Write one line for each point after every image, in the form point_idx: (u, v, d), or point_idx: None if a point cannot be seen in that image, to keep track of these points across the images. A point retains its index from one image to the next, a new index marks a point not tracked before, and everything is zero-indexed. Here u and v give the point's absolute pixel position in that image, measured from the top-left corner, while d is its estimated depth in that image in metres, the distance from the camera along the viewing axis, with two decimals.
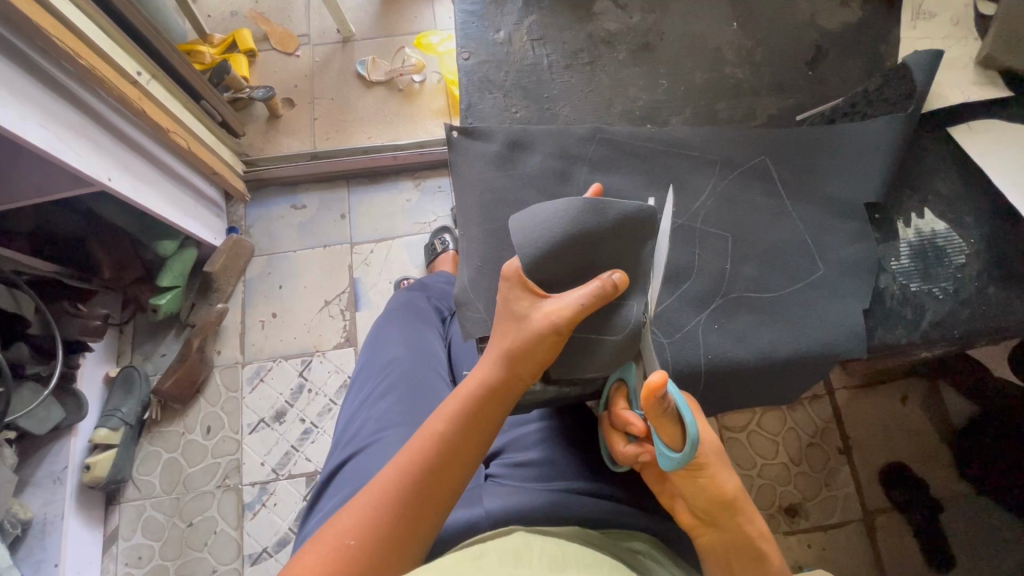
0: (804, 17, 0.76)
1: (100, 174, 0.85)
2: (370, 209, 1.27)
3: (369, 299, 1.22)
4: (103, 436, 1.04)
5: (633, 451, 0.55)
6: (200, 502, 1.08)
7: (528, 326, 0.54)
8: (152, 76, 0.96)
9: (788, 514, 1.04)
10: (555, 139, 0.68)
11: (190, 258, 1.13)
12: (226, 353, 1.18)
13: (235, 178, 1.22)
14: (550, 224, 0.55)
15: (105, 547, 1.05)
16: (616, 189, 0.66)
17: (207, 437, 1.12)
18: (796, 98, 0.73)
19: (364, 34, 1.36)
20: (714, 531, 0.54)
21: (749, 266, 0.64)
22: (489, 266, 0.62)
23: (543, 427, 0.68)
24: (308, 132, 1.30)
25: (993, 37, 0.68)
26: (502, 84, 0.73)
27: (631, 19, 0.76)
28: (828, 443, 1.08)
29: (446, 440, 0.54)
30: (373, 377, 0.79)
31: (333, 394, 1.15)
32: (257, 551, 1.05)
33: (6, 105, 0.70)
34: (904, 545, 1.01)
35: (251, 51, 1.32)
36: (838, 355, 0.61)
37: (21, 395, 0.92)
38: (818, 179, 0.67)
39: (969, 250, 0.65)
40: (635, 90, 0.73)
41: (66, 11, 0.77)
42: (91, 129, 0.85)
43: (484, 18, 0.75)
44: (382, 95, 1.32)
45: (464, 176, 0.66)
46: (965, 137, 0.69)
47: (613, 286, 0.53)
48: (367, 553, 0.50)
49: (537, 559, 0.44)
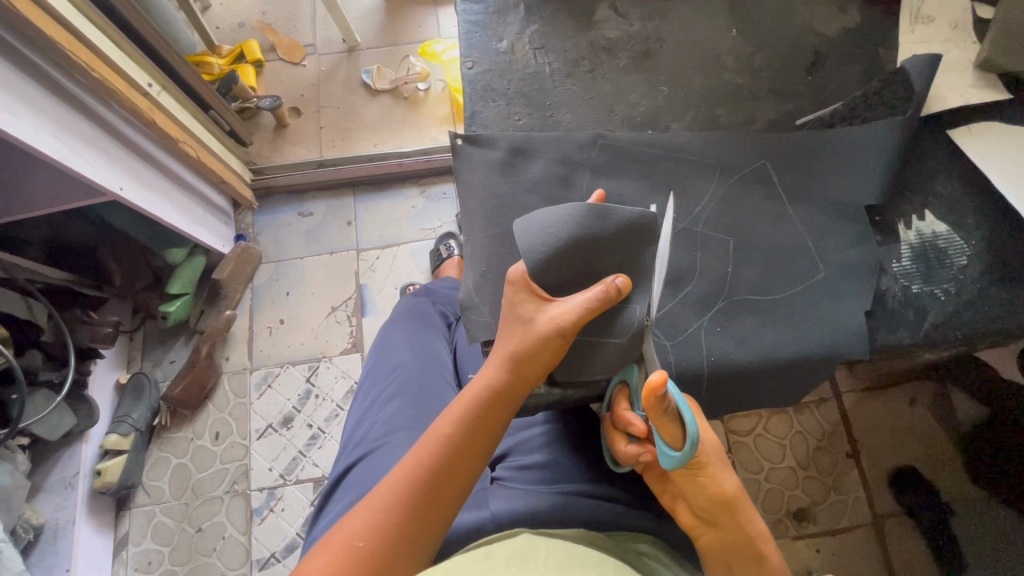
0: (803, 23, 0.77)
1: (111, 184, 0.87)
2: (376, 216, 1.29)
3: (376, 305, 1.23)
4: (114, 442, 1.05)
5: (635, 451, 0.56)
6: (210, 507, 1.09)
7: (533, 329, 0.55)
8: (163, 88, 0.98)
9: (796, 518, 1.04)
10: (558, 146, 0.69)
11: (198, 266, 1.15)
12: (234, 359, 1.19)
13: (243, 187, 1.23)
14: (553, 229, 0.56)
15: (116, 552, 1.06)
16: (618, 194, 0.67)
17: (216, 442, 1.14)
18: (796, 102, 0.74)
19: (369, 44, 1.38)
20: (713, 532, 0.54)
21: (750, 270, 0.65)
22: (493, 271, 0.63)
23: (548, 430, 0.69)
24: (314, 140, 1.32)
25: (992, 41, 0.69)
26: (505, 92, 0.74)
27: (631, 26, 0.77)
28: (836, 447, 1.08)
29: (453, 442, 0.55)
30: (380, 382, 0.80)
31: (340, 399, 1.16)
32: (266, 556, 1.06)
33: (21, 118, 0.71)
34: (913, 548, 1.01)
35: (259, 61, 1.34)
36: (839, 357, 0.62)
37: (35, 402, 0.94)
38: (819, 183, 0.68)
39: (971, 251, 0.65)
40: (636, 96, 0.74)
41: (79, 25, 0.79)
42: (103, 141, 0.87)
43: (487, 28, 0.76)
44: (387, 103, 1.34)
45: (467, 183, 0.67)
46: (966, 140, 0.69)
47: (616, 290, 0.53)
48: (376, 554, 0.50)
49: (540, 561, 0.44)
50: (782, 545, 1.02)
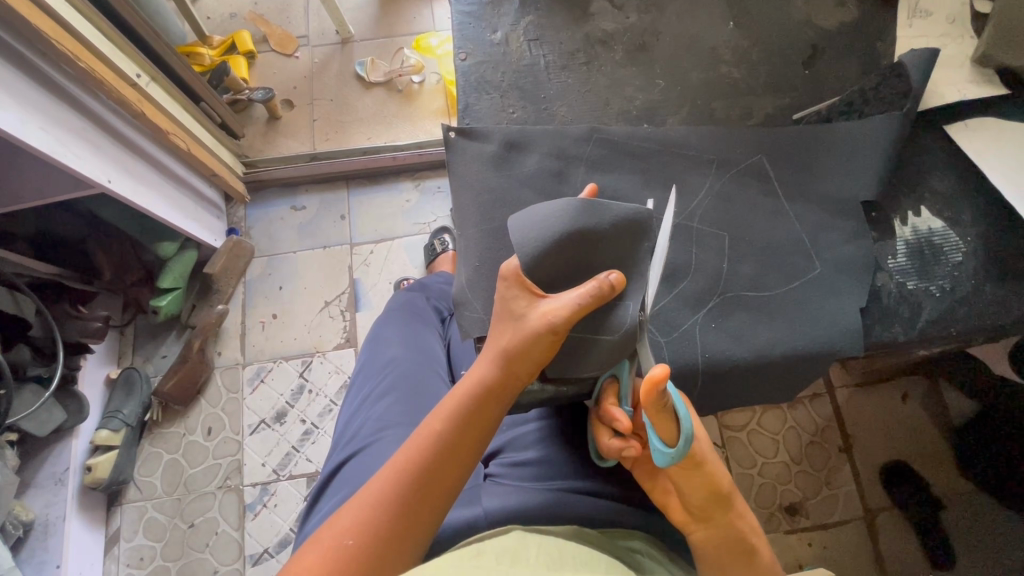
0: (801, 17, 0.77)
1: (99, 176, 0.85)
2: (369, 210, 1.28)
3: (369, 300, 1.22)
4: (103, 438, 1.04)
5: (619, 445, 0.55)
6: (201, 503, 1.09)
7: (526, 325, 0.54)
8: (152, 78, 0.96)
9: (788, 513, 1.04)
10: (552, 139, 0.68)
11: (190, 259, 1.13)
12: (227, 355, 1.18)
13: (235, 179, 1.22)
14: (545, 225, 0.55)
15: (107, 548, 1.06)
16: (614, 188, 0.67)
17: (207, 438, 1.13)
18: (792, 97, 0.73)
19: (363, 36, 1.36)
20: (706, 528, 0.54)
21: (746, 266, 0.65)
22: (487, 266, 0.63)
23: (542, 426, 0.68)
24: (307, 133, 1.30)
25: (989, 35, 0.69)
26: (499, 84, 0.73)
27: (627, 18, 0.76)
28: (828, 442, 1.08)
29: (445, 439, 0.54)
30: (374, 376, 0.79)
31: (333, 394, 1.15)
32: (259, 552, 1.05)
33: (9, 111, 0.70)
34: (905, 540, 1.01)
35: (251, 52, 1.32)
36: (833, 354, 0.61)
37: (24, 398, 0.93)
38: (816, 178, 0.67)
39: (966, 248, 0.65)
40: (632, 89, 0.73)
41: (64, 14, 0.77)
42: (91, 133, 0.85)
43: (481, 19, 0.75)
44: (382, 96, 1.32)
45: (462, 176, 0.67)
46: (963, 136, 0.69)
47: (610, 286, 0.52)
48: (367, 552, 0.49)
49: (532, 558, 0.44)
50: (775, 541, 1.02)
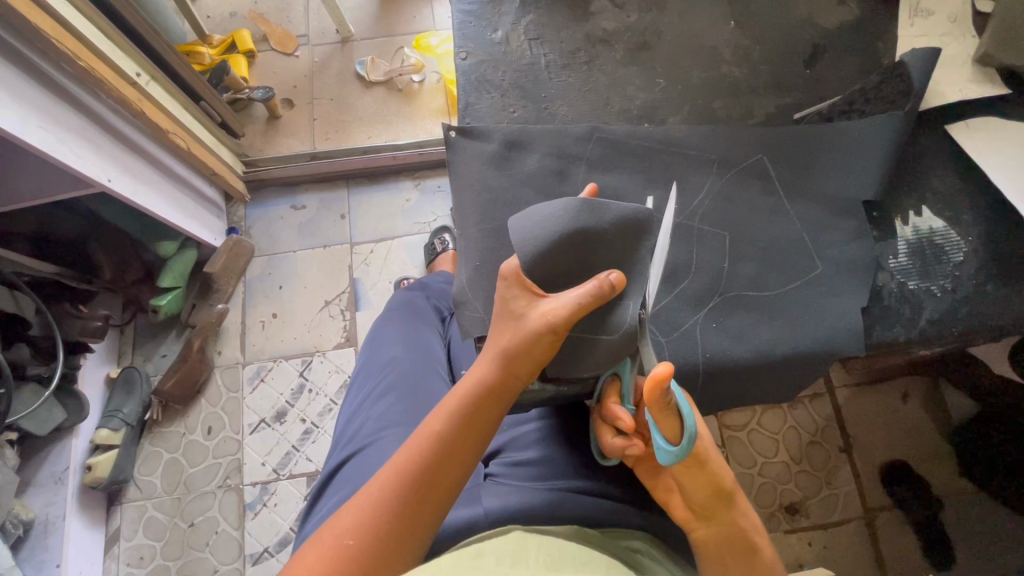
0: (802, 16, 0.76)
1: (99, 175, 0.85)
2: (370, 209, 1.28)
3: (369, 299, 1.22)
4: (103, 438, 1.04)
5: (621, 444, 0.56)
6: (201, 503, 1.09)
7: (526, 325, 0.54)
8: (152, 77, 0.96)
9: (788, 513, 1.04)
10: (553, 139, 0.68)
11: (190, 258, 1.13)
12: (227, 354, 1.18)
13: (235, 178, 1.22)
14: (546, 225, 0.55)
15: (107, 547, 1.05)
16: (615, 188, 0.67)
17: (207, 437, 1.13)
18: (793, 96, 0.73)
19: (363, 35, 1.36)
20: (707, 526, 0.54)
21: (747, 265, 0.64)
22: (488, 266, 0.62)
23: (542, 426, 0.68)
24: (307, 132, 1.30)
25: (990, 34, 0.68)
26: (499, 83, 0.73)
27: (628, 17, 0.76)
28: (828, 442, 1.08)
29: (445, 439, 0.54)
30: (373, 376, 0.79)
31: (333, 394, 1.15)
32: (258, 551, 1.05)
33: (9, 111, 0.70)
34: (905, 540, 1.01)
35: (251, 51, 1.32)
36: (833, 354, 0.61)
37: (23, 397, 0.93)
38: (817, 178, 0.67)
39: (968, 248, 0.65)
40: (633, 89, 0.73)
41: (64, 13, 0.77)
42: (91, 132, 0.85)
43: (482, 18, 0.75)
44: (382, 95, 1.32)
45: (462, 176, 0.67)
46: (963, 136, 0.69)
47: (610, 286, 0.52)
48: (367, 553, 0.49)
49: (532, 559, 0.44)
50: (775, 540, 1.02)
